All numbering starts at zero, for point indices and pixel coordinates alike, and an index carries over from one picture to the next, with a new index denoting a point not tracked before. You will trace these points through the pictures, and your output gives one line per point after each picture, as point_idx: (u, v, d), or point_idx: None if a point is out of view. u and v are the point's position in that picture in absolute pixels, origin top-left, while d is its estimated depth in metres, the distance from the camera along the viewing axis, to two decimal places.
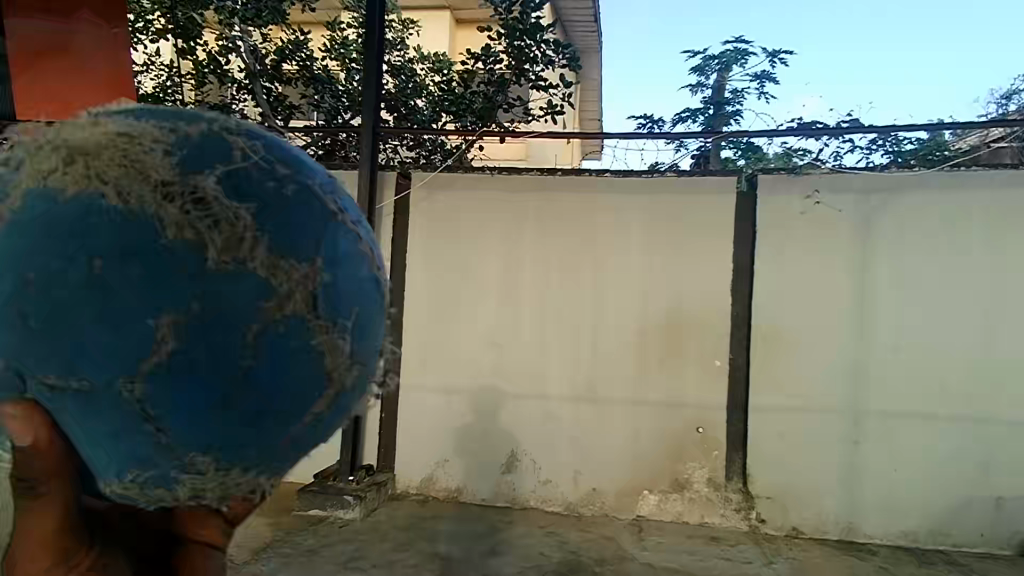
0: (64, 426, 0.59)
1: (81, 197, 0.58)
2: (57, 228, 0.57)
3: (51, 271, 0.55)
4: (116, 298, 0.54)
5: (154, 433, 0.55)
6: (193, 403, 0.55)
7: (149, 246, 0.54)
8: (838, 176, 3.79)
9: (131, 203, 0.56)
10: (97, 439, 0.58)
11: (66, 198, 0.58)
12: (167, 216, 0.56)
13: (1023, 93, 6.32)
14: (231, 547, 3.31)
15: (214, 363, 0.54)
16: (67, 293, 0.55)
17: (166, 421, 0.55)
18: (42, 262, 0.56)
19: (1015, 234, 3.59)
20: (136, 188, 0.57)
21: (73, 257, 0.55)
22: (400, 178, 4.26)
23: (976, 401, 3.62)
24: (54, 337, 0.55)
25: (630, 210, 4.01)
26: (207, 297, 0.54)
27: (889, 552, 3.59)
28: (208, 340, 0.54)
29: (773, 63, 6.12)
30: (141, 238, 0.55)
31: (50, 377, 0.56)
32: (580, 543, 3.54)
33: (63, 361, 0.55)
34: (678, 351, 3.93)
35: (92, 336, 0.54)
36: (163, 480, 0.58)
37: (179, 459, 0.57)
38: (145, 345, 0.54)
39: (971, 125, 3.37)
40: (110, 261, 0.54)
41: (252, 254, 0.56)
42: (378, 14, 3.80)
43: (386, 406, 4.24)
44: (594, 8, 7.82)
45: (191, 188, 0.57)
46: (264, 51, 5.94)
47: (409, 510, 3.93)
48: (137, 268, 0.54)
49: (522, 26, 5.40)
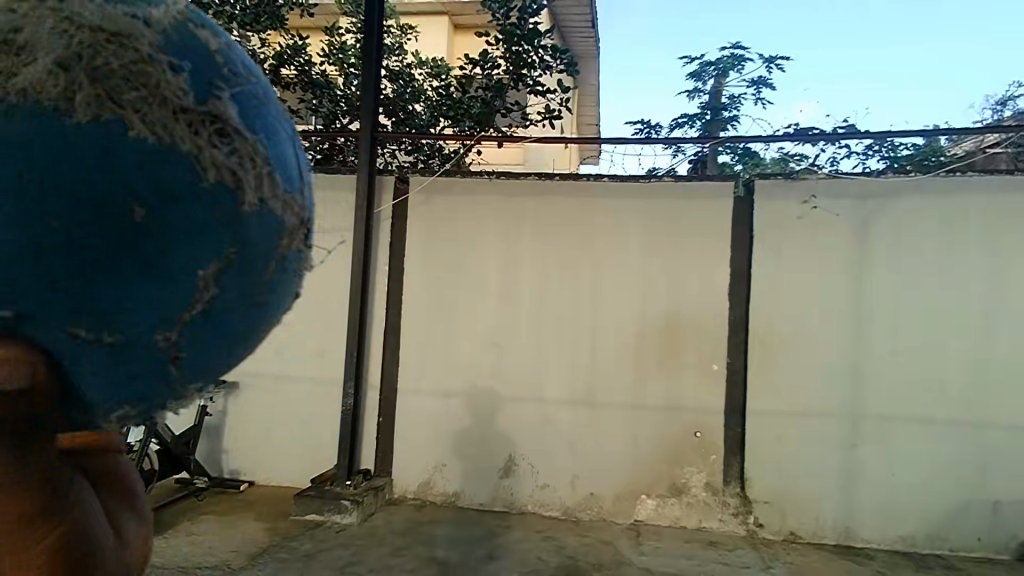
0: (71, 381, 0.57)
1: (94, 129, 0.54)
2: (67, 161, 0.53)
3: (71, 209, 0.52)
4: (162, 244, 0.55)
5: (176, 366, 0.60)
6: (218, 331, 0.61)
7: (186, 183, 0.56)
8: (835, 181, 3.80)
9: (163, 137, 0.57)
10: (101, 377, 0.57)
11: (71, 128, 0.54)
12: (197, 151, 0.58)
13: (1016, 100, 6.40)
14: (227, 552, 3.30)
15: (241, 296, 0.61)
16: (90, 233, 0.52)
17: (192, 353, 0.60)
18: (54, 197, 0.52)
19: (1012, 238, 3.61)
20: (162, 119, 0.57)
21: (98, 194, 0.53)
22: (398, 182, 4.26)
23: (974, 405, 3.63)
24: (70, 275, 0.52)
25: (628, 214, 4.02)
26: (241, 238, 0.60)
27: (886, 557, 3.59)
28: (241, 277, 0.61)
29: (770, 69, 6.17)
30: (179, 175, 0.56)
31: (81, 332, 0.54)
32: (578, 548, 3.53)
33: (80, 309, 0.53)
34: (676, 355, 3.93)
35: (125, 286, 0.54)
36: (159, 407, 0.63)
37: (182, 385, 0.62)
38: (189, 290, 0.57)
39: (966, 131, 3.39)
40: (156, 207, 0.54)
41: (273, 194, 0.63)
42: (377, 19, 3.82)
43: (383, 409, 4.23)
44: (592, 14, 7.87)
45: (213, 121, 0.61)
46: (262, 56, 5.95)
47: (406, 514, 3.92)
48: (180, 209, 0.56)
49: (520, 31, 5.44)
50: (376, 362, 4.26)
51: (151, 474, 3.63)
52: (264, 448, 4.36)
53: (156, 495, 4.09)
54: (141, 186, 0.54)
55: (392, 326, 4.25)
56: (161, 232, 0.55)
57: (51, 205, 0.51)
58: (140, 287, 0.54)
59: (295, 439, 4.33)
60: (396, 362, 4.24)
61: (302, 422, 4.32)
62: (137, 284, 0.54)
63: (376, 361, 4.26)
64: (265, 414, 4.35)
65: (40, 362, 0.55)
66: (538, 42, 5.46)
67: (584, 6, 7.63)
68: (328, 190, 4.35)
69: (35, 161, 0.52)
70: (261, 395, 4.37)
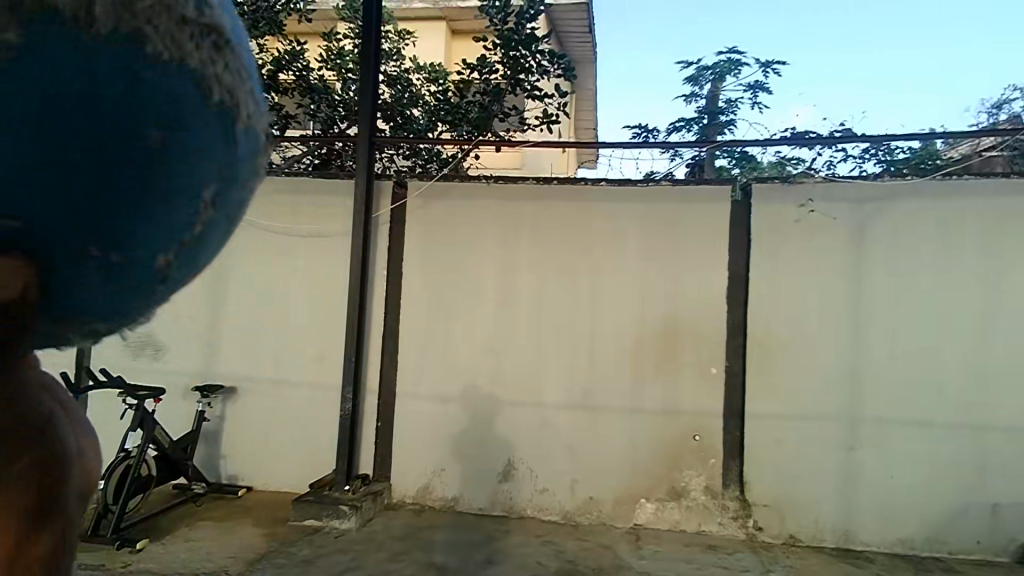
0: (56, 300, 0.45)
1: (88, 34, 0.39)
2: (59, 70, 0.38)
3: (70, 129, 0.38)
4: (177, 180, 0.43)
5: (158, 297, 0.49)
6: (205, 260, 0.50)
7: (202, 113, 0.43)
8: (832, 185, 3.82)
9: (173, 49, 0.42)
10: (74, 308, 0.46)
11: (62, 31, 0.38)
12: (207, 67, 0.44)
13: (1011, 104, 6.46)
14: (225, 558, 3.29)
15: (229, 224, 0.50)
16: (90, 161, 0.39)
17: (180, 282, 0.49)
18: (50, 113, 0.38)
19: (1009, 241, 3.62)
20: (163, 22, 0.42)
21: (100, 117, 0.39)
22: (396, 187, 4.27)
23: (972, 407, 3.63)
24: (71, 202, 0.40)
25: (625, 218, 4.03)
26: (239, 168, 0.47)
27: (886, 560, 3.58)
28: (235, 208, 0.49)
29: (767, 73, 6.20)
30: (190, 95, 0.42)
31: (84, 253, 0.42)
32: (577, 552, 3.52)
33: (74, 242, 0.41)
34: (674, 358, 3.94)
35: (129, 220, 0.42)
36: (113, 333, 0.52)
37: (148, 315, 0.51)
38: (187, 226, 0.45)
39: (962, 134, 3.41)
40: (175, 134, 0.42)
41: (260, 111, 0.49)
42: (375, 25, 3.84)
43: (382, 414, 4.22)
44: (589, 19, 7.91)
45: (212, 25, 0.45)
46: (260, 61, 5.96)
47: (405, 519, 3.91)
48: (197, 136, 0.43)
49: (517, 36, 5.49)
50: (374, 366, 4.26)
51: (148, 481, 3.57)
52: (262, 453, 4.35)
53: (154, 501, 4.07)
54: (160, 106, 0.41)
55: (390, 330, 4.25)
56: (179, 165, 0.43)
57: (62, 122, 0.38)
58: (155, 221, 0.43)
59: (294, 444, 4.31)
60: (394, 367, 4.23)
61: (301, 427, 4.31)
62: (156, 214, 0.43)
63: (374, 366, 4.25)
64: (263, 419, 4.34)
65: (33, 278, 0.44)
66: (535, 47, 5.49)
67: (581, 11, 7.69)
68: (326, 195, 4.36)
69: (37, 77, 0.38)
70: (259, 400, 4.36)
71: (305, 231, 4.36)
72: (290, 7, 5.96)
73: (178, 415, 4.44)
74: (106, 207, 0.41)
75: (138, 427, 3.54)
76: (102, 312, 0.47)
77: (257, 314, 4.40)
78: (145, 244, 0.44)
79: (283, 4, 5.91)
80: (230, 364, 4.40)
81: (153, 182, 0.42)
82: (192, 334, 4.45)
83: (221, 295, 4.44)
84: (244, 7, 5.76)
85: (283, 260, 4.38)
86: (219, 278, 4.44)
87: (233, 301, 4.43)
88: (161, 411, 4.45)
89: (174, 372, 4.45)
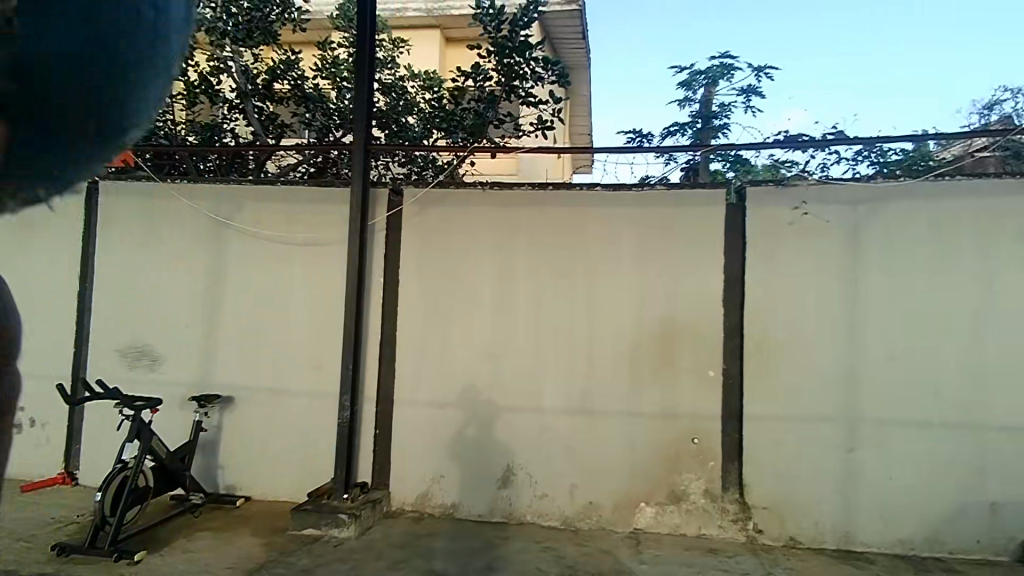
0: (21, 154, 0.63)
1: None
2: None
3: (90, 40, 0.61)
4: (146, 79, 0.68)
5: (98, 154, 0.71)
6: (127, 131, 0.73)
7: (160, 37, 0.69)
8: (825, 187, 3.84)
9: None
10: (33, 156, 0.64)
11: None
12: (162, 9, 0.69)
13: (1002, 104, 6.53)
14: (223, 569, 3.26)
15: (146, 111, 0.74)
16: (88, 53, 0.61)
17: (112, 146, 0.72)
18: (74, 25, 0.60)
19: (1003, 241, 3.64)
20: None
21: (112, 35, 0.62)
22: (392, 194, 4.29)
23: (969, 407, 3.64)
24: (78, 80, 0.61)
25: (621, 222, 4.04)
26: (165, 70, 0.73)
27: (886, 561, 3.58)
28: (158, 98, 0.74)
29: (759, 77, 6.25)
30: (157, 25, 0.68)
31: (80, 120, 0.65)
32: (578, 558, 3.51)
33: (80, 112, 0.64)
34: (671, 362, 3.94)
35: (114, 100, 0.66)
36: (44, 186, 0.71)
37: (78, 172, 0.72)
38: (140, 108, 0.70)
39: (954, 135, 3.43)
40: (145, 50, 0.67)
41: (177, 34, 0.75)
42: (369, 34, 3.85)
43: (380, 421, 4.21)
44: (582, 26, 7.97)
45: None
46: (255, 71, 6.00)
47: (404, 527, 3.89)
48: (159, 49, 0.69)
49: (511, 43, 5.51)
50: (372, 374, 4.25)
51: (146, 491, 3.56)
52: (260, 463, 4.33)
53: (152, 512, 4.05)
54: (139, 32, 0.65)
55: (387, 337, 4.25)
56: (148, 68, 0.68)
57: (96, 42, 0.61)
58: (133, 94, 0.67)
59: (292, 453, 4.30)
60: (392, 374, 4.23)
61: (299, 436, 4.29)
62: (142, 88, 0.69)
63: (372, 373, 4.24)
64: (260, 428, 4.33)
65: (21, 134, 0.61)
66: (529, 54, 5.53)
67: (574, 17, 7.75)
68: (322, 203, 4.36)
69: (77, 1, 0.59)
70: (257, 409, 4.34)
71: (301, 239, 4.36)
72: (285, 17, 5.99)
73: (175, 426, 4.42)
74: (110, 89, 0.64)
75: (135, 437, 3.53)
76: (55, 162, 0.67)
77: (254, 323, 4.39)
78: (136, 109, 0.70)
79: (277, 14, 5.92)
80: (227, 374, 4.39)
81: (135, 75, 0.66)
82: (188, 343, 4.44)
83: (218, 305, 4.43)
84: (238, 18, 5.80)
85: (279, 269, 4.37)
86: (215, 287, 4.44)
87: (229, 310, 4.42)
88: (158, 422, 4.44)
89: (170, 382, 4.44)
